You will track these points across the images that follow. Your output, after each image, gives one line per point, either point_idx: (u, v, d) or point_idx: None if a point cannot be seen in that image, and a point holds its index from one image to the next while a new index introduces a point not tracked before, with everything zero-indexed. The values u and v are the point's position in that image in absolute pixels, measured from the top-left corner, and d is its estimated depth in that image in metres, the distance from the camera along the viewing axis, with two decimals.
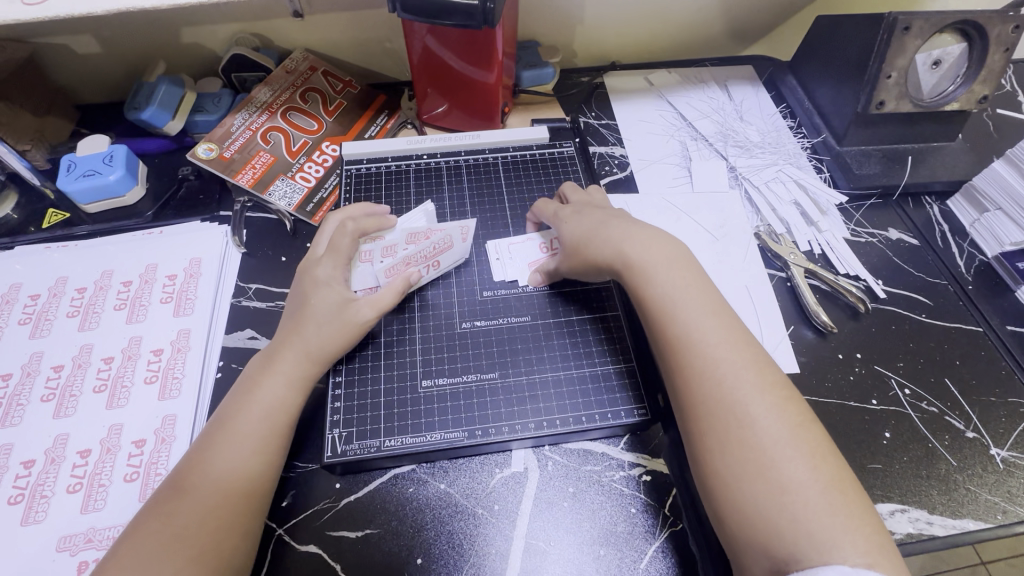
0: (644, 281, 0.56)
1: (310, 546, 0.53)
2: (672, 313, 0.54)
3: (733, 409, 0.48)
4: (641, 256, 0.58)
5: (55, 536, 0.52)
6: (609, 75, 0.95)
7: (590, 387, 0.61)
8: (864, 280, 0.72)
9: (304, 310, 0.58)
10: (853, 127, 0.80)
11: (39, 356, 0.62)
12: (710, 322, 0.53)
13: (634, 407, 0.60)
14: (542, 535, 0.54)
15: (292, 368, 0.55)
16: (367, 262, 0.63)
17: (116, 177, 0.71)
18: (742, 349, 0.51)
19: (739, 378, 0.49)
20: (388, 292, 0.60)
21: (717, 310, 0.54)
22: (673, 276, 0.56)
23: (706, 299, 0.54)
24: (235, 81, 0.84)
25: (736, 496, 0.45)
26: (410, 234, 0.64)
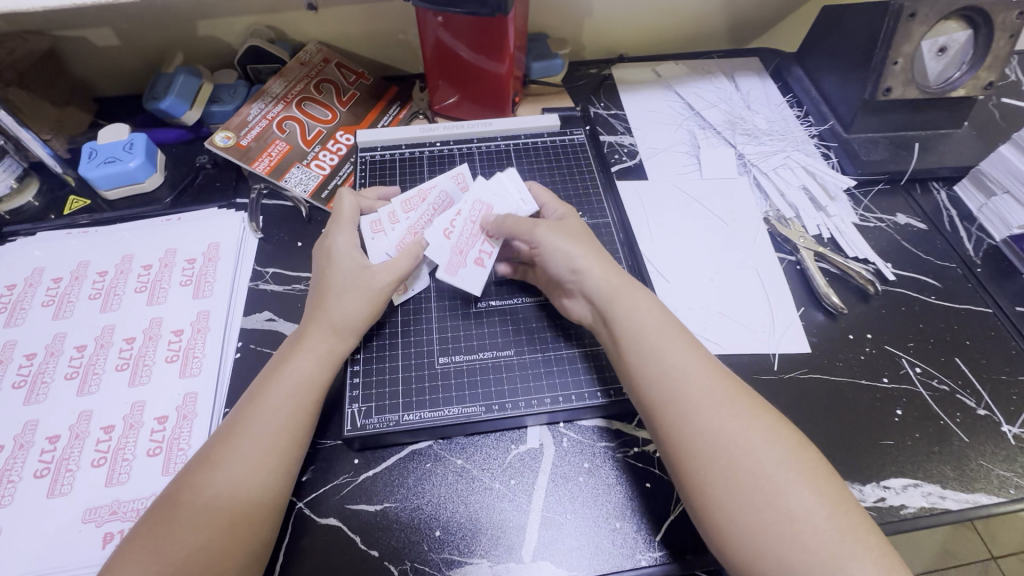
0: (620, 306, 0.57)
1: (330, 519, 0.54)
2: (644, 341, 0.54)
3: (708, 441, 0.48)
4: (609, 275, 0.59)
5: (81, 508, 0.53)
6: (617, 67, 0.96)
7: (598, 364, 0.62)
8: (873, 263, 0.73)
9: (325, 288, 0.59)
10: (860, 114, 0.81)
11: (62, 337, 0.63)
12: (688, 356, 0.53)
13: (604, 388, 0.60)
14: (557, 508, 0.55)
15: (320, 346, 0.56)
16: (380, 233, 0.64)
17: (136, 163, 0.73)
18: (717, 380, 0.52)
19: (714, 408, 0.50)
20: (405, 257, 0.61)
21: (691, 343, 0.55)
22: (644, 308, 0.56)
23: (675, 331, 0.55)
24: (251, 72, 0.86)
25: (724, 494, 0.46)
26: (406, 201, 0.66)
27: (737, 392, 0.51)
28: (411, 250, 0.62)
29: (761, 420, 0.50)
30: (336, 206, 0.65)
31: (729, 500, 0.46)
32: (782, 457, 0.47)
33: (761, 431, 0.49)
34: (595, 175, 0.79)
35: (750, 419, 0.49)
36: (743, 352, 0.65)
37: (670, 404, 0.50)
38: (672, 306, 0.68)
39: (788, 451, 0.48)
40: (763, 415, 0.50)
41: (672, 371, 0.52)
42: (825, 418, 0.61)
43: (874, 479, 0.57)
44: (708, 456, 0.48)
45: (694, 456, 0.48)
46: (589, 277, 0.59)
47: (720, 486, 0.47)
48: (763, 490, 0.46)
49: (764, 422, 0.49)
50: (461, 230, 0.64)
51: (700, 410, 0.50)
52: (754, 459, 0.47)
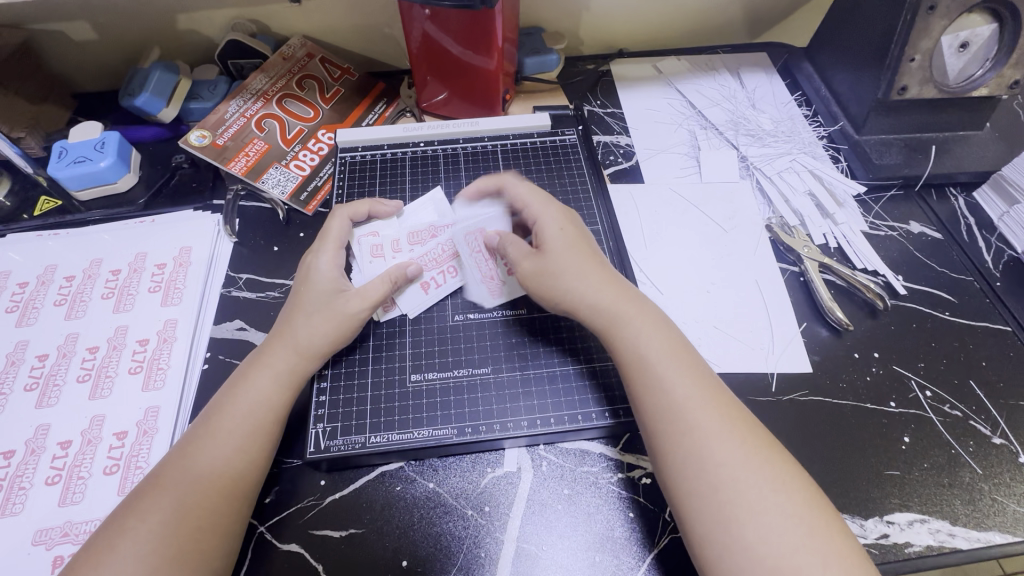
0: (625, 329, 0.53)
1: (292, 546, 0.51)
2: (656, 368, 0.50)
3: (721, 475, 0.44)
4: (610, 297, 0.55)
5: (31, 529, 0.50)
6: (616, 63, 0.91)
7: (593, 384, 0.58)
8: (883, 275, 0.68)
9: (298, 306, 0.57)
10: (873, 114, 0.76)
11: (24, 345, 0.61)
12: (696, 384, 0.49)
13: (612, 408, 0.57)
14: (533, 538, 0.51)
15: (281, 363, 0.53)
16: (378, 258, 0.64)
17: (107, 163, 0.70)
18: (725, 411, 0.48)
19: (730, 439, 0.46)
20: (378, 284, 0.58)
21: (697, 368, 0.51)
22: (651, 333, 0.53)
23: (688, 358, 0.52)
24: (232, 68, 0.83)
25: (737, 536, 0.42)
26: (413, 233, 0.67)
27: (751, 425, 0.48)
28: (388, 280, 0.59)
29: (773, 452, 0.46)
30: (325, 226, 0.62)
31: (740, 544, 0.42)
32: (770, 489, 0.44)
33: (775, 464, 0.45)
34: (586, 178, 0.75)
35: (761, 449, 0.46)
36: (738, 370, 0.61)
37: (684, 432, 0.47)
38: None
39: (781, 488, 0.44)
40: (774, 449, 0.47)
41: (679, 402, 0.48)
42: (825, 445, 0.57)
43: (877, 513, 0.53)
44: (719, 491, 0.44)
45: (711, 488, 0.44)
46: (589, 297, 0.55)
47: (735, 526, 0.43)
48: (777, 531, 0.42)
49: (775, 458, 0.46)
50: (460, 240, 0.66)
51: (713, 442, 0.46)
52: (764, 496, 0.43)
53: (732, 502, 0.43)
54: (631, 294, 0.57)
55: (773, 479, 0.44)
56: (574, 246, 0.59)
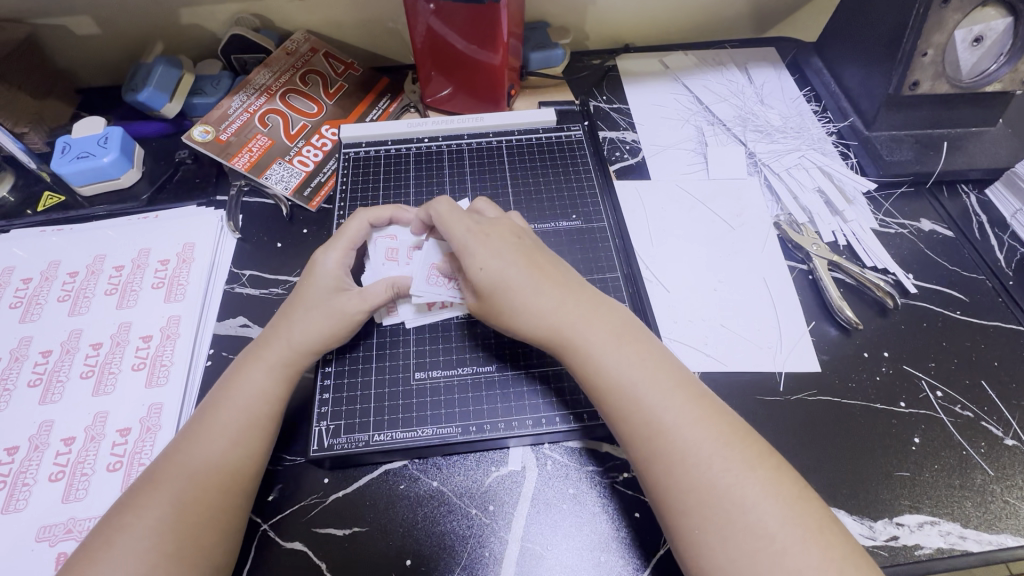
0: (585, 350, 0.51)
1: (295, 544, 0.50)
2: (623, 392, 0.48)
3: (689, 503, 0.44)
4: (571, 316, 0.52)
5: (35, 525, 0.50)
6: (622, 58, 0.90)
7: (553, 387, 0.58)
8: (893, 273, 0.67)
9: (296, 304, 0.56)
10: (884, 110, 0.75)
11: (28, 341, 0.61)
12: (664, 407, 0.47)
13: (570, 412, 0.56)
14: (538, 538, 0.51)
15: (275, 358, 0.53)
16: (392, 261, 0.61)
17: (110, 159, 0.70)
18: (693, 436, 0.46)
19: (699, 466, 0.44)
20: (380, 289, 0.57)
21: (669, 386, 0.49)
22: (616, 354, 0.50)
23: (661, 375, 0.49)
24: (235, 63, 0.82)
25: (709, 563, 0.42)
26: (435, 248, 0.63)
27: (728, 443, 0.46)
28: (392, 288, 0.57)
29: (752, 472, 0.44)
30: (345, 225, 0.61)
31: (713, 571, 0.42)
32: (769, 495, 0.43)
33: (754, 486, 0.43)
34: (592, 175, 0.74)
35: (736, 472, 0.44)
36: (745, 369, 0.60)
37: (651, 459, 0.46)
38: (670, 318, 0.63)
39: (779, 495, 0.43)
40: (755, 469, 0.44)
41: (646, 427, 0.47)
42: (834, 445, 0.56)
43: (887, 515, 0.52)
44: (689, 518, 0.43)
45: (681, 516, 0.44)
46: (543, 320, 0.52)
47: (707, 554, 0.42)
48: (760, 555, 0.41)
49: (753, 479, 0.44)
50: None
51: (681, 469, 0.45)
52: (737, 523, 0.42)
53: (700, 530, 0.43)
54: (598, 310, 0.53)
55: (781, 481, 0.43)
56: (526, 257, 0.55)
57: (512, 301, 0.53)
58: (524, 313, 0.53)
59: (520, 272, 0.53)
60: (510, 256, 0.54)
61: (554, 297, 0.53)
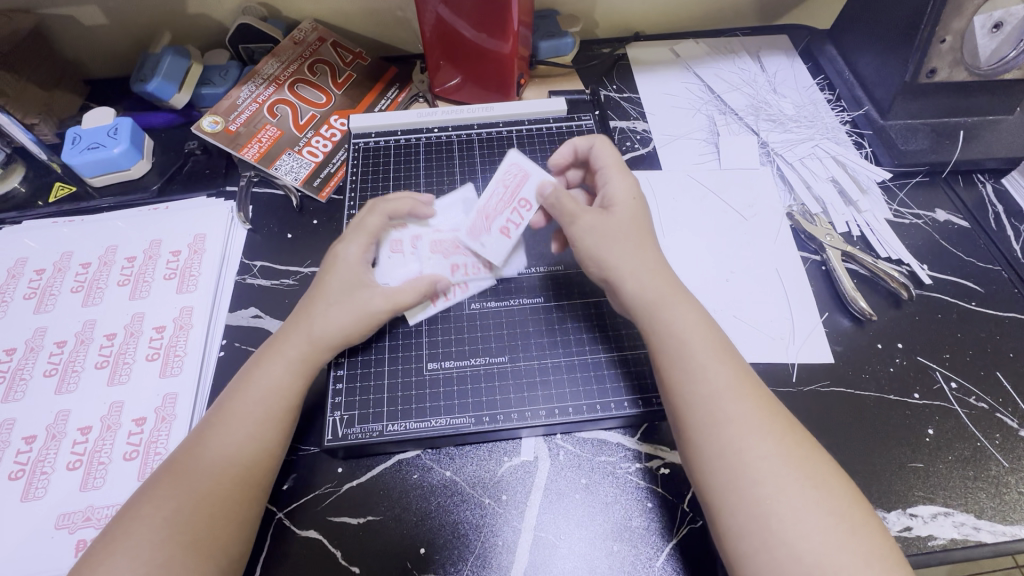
0: (671, 319, 0.51)
1: (310, 532, 0.51)
2: (705, 360, 0.48)
3: (763, 470, 0.43)
4: (663, 291, 0.52)
5: (54, 513, 0.51)
6: (633, 47, 0.89)
7: (622, 371, 0.58)
8: (907, 264, 0.67)
9: (317, 295, 0.56)
10: (899, 99, 0.74)
11: (42, 332, 0.62)
12: (744, 379, 0.47)
13: (636, 397, 0.56)
14: (551, 527, 0.51)
15: (294, 353, 0.53)
16: (398, 254, 0.63)
17: (120, 150, 0.70)
18: (765, 408, 0.46)
19: (774, 437, 0.44)
20: (409, 291, 0.57)
21: (745, 364, 0.49)
22: (700, 326, 0.50)
23: (725, 351, 0.49)
24: (243, 53, 0.81)
25: (777, 533, 0.41)
26: (440, 242, 0.64)
27: (792, 424, 0.46)
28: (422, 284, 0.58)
29: (811, 452, 0.45)
30: (363, 220, 0.61)
31: (779, 542, 0.40)
32: (825, 475, 0.44)
33: (816, 465, 0.44)
34: None
35: (802, 450, 0.45)
36: (759, 360, 0.60)
37: (728, 423, 0.45)
38: None
39: (832, 477, 0.44)
40: (815, 451, 0.45)
41: (724, 394, 0.46)
42: (847, 437, 0.56)
43: (900, 506, 0.52)
44: (761, 487, 0.42)
45: (730, 492, 0.43)
46: (636, 291, 0.53)
47: (776, 524, 0.41)
48: (820, 529, 0.41)
49: (816, 459, 0.44)
50: (488, 211, 0.63)
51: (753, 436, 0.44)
52: (805, 496, 0.42)
53: (771, 500, 0.42)
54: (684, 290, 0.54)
55: (800, 472, 0.43)
56: (637, 239, 0.56)
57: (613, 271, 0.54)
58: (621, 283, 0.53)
59: (630, 246, 0.55)
60: (624, 238, 0.56)
61: (651, 274, 0.53)
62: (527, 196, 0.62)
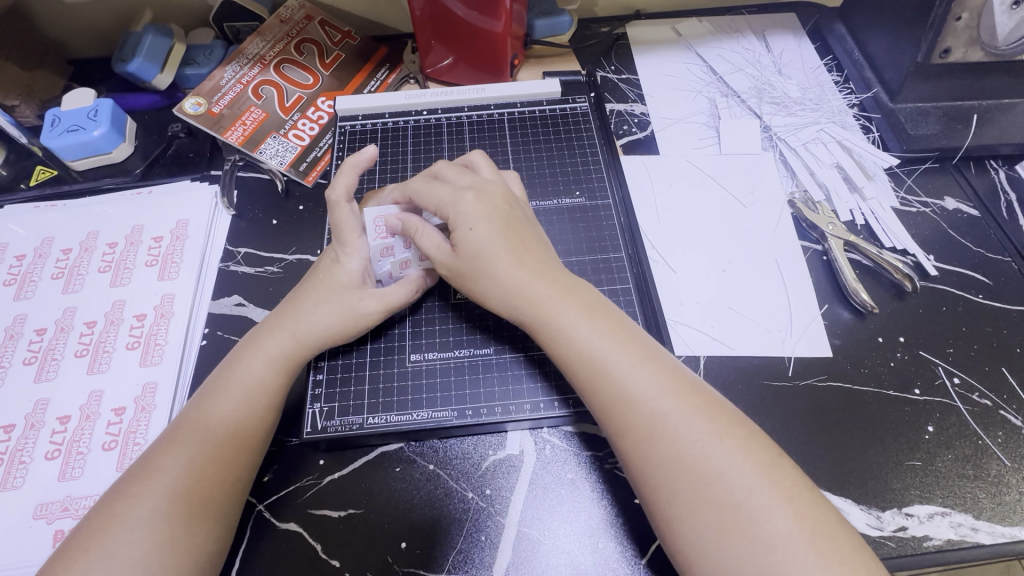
0: (556, 326, 0.47)
1: (291, 525, 0.50)
2: (593, 368, 0.45)
3: (691, 477, 0.41)
4: (542, 288, 0.48)
5: (32, 503, 0.50)
6: (632, 26, 0.86)
7: (539, 372, 0.56)
8: (912, 254, 0.64)
9: (306, 290, 0.54)
10: (910, 80, 0.71)
11: (22, 319, 0.61)
12: (633, 378, 0.44)
13: (561, 398, 0.55)
14: (535, 523, 0.50)
15: (276, 349, 0.51)
16: (386, 255, 0.54)
17: (101, 132, 0.68)
18: (689, 410, 0.43)
19: (679, 442, 0.42)
20: (400, 289, 0.54)
21: (641, 358, 0.46)
22: (587, 323, 0.47)
23: (634, 349, 0.46)
24: (228, 31, 0.79)
25: (710, 540, 0.39)
26: (424, 252, 0.56)
27: (696, 414, 0.43)
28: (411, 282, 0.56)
29: (726, 437, 0.42)
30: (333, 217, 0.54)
31: (715, 551, 0.39)
32: (764, 475, 0.41)
33: (741, 458, 0.41)
34: (598, 149, 0.71)
35: (710, 439, 0.42)
36: (753, 354, 0.58)
37: (631, 439, 0.43)
38: (675, 300, 0.61)
39: (754, 461, 0.41)
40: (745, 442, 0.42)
41: (622, 407, 0.44)
42: (843, 434, 0.54)
43: (895, 505, 0.51)
44: (672, 489, 0.41)
45: (697, 506, 0.40)
46: (512, 288, 0.48)
47: (706, 532, 0.40)
48: (745, 523, 0.39)
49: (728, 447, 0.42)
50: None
51: (681, 444, 0.42)
52: (758, 492, 0.40)
53: (699, 508, 0.40)
54: (570, 282, 0.50)
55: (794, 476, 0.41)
56: (509, 228, 0.51)
57: (488, 266, 0.49)
58: (500, 277, 0.49)
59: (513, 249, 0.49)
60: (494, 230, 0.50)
61: (531, 266, 0.49)
62: None
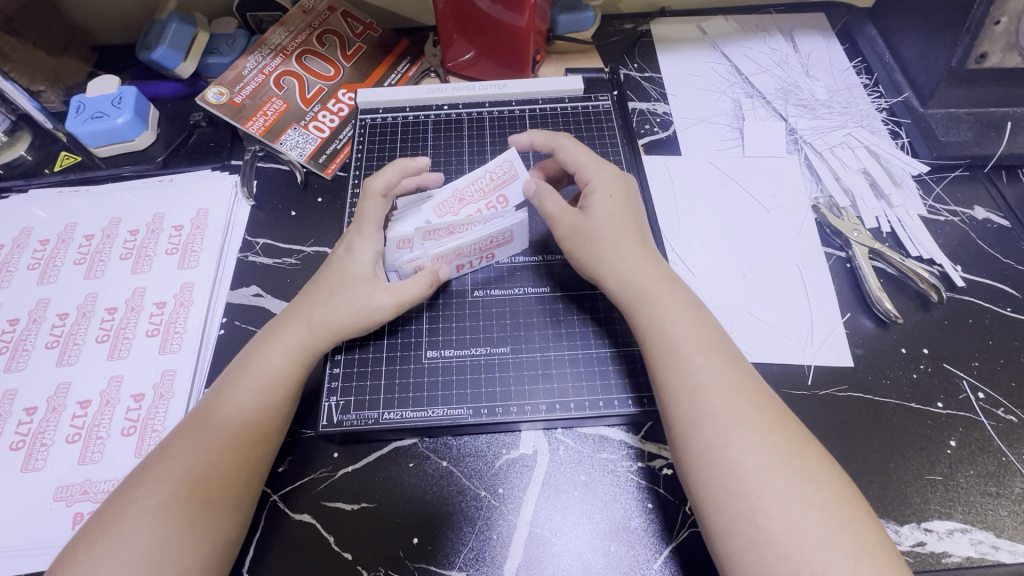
0: (648, 309, 0.49)
1: (304, 516, 0.50)
2: (679, 351, 0.47)
3: (748, 468, 0.41)
4: (644, 274, 0.51)
5: (53, 485, 0.51)
6: (657, 23, 0.84)
7: (621, 368, 0.56)
8: (939, 264, 0.63)
9: (324, 281, 0.54)
10: (944, 85, 0.69)
11: (45, 303, 0.62)
12: (724, 372, 0.46)
13: (621, 396, 0.55)
14: (547, 524, 0.50)
15: (294, 340, 0.51)
16: (404, 247, 0.53)
17: (125, 120, 0.68)
18: (763, 406, 0.44)
19: (749, 431, 0.42)
20: (414, 285, 0.54)
21: (728, 358, 0.47)
22: (681, 313, 0.49)
23: (717, 344, 0.48)
24: (250, 21, 0.79)
25: (764, 529, 0.39)
26: (439, 251, 0.54)
27: (779, 420, 0.44)
28: (425, 277, 0.54)
29: (792, 443, 0.43)
30: (359, 205, 0.56)
31: (766, 541, 0.39)
32: (802, 481, 0.41)
33: (798, 460, 0.42)
34: (620, 148, 0.70)
35: (779, 441, 0.42)
36: (772, 360, 0.57)
37: (701, 420, 0.44)
38: None
39: (824, 471, 0.42)
40: (805, 446, 0.43)
41: (700, 388, 0.45)
42: (863, 446, 0.53)
43: (915, 519, 0.50)
44: (742, 484, 0.41)
45: (750, 495, 0.40)
46: (618, 264, 0.52)
47: (761, 520, 0.39)
48: (794, 523, 0.39)
49: (804, 455, 0.42)
50: (462, 250, 0.55)
51: (749, 435, 0.42)
52: (795, 496, 0.40)
53: (758, 497, 0.40)
54: (667, 275, 0.52)
55: (820, 486, 0.41)
56: (623, 221, 0.54)
57: (600, 246, 0.53)
58: (611, 256, 0.52)
59: (625, 237, 0.53)
60: (610, 218, 0.54)
61: (636, 255, 0.52)
62: (497, 253, 0.59)
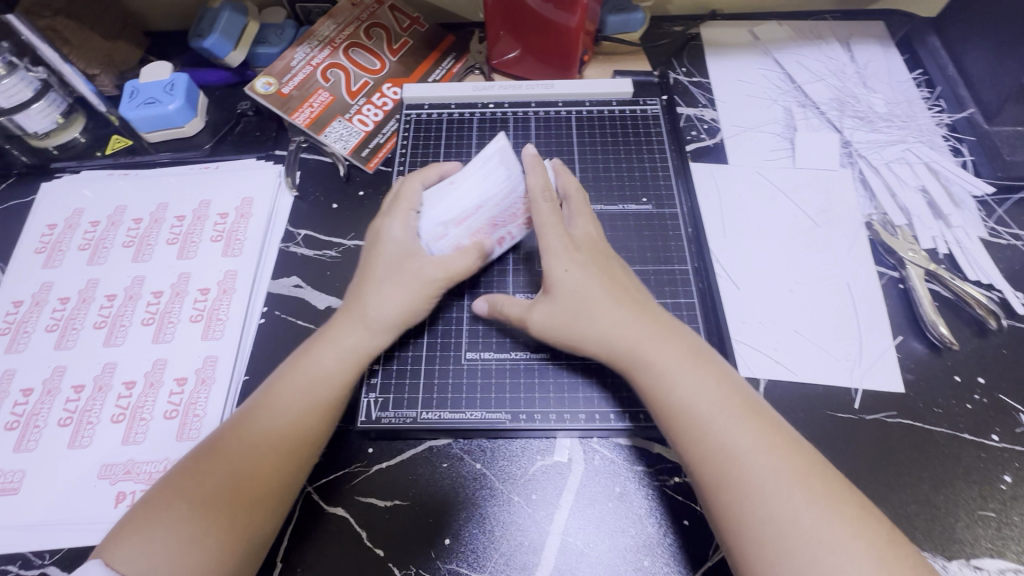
0: (658, 368, 0.47)
1: (338, 510, 0.51)
2: (694, 414, 0.45)
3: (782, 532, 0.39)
4: (653, 325, 0.49)
5: (98, 463, 0.52)
6: (708, 26, 0.82)
7: None
8: (998, 290, 0.60)
9: (372, 279, 0.53)
10: (1013, 102, 0.67)
11: (94, 284, 0.63)
12: (743, 432, 0.43)
13: None
14: (580, 534, 0.49)
15: (348, 342, 0.51)
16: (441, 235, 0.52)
17: (176, 106, 0.69)
18: (790, 465, 0.42)
19: (778, 495, 0.41)
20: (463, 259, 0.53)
21: (749, 412, 0.45)
22: (690, 370, 0.47)
23: (736, 398, 0.45)
24: (299, 13, 0.82)
25: None
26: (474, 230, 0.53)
27: (809, 475, 0.42)
28: (471, 249, 0.53)
29: (829, 500, 0.41)
30: (397, 190, 0.57)
31: None
32: (848, 539, 0.39)
33: (836, 520, 0.40)
34: (667, 156, 0.69)
35: (811, 503, 0.40)
36: (817, 381, 0.56)
37: (725, 486, 0.42)
38: (738, 318, 0.59)
39: (866, 525, 0.40)
40: (843, 501, 0.41)
41: (720, 453, 0.43)
42: (911, 476, 0.51)
43: (963, 556, 0.48)
44: (780, 547, 0.39)
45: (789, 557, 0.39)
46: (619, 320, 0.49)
47: None
48: None
49: (846, 510, 0.40)
50: (497, 219, 0.53)
51: (778, 500, 0.40)
52: (837, 558, 0.38)
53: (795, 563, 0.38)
54: (672, 326, 0.50)
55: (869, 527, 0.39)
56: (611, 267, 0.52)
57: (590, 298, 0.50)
58: (609, 316, 0.49)
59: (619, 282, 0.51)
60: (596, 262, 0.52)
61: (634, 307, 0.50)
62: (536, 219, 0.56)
